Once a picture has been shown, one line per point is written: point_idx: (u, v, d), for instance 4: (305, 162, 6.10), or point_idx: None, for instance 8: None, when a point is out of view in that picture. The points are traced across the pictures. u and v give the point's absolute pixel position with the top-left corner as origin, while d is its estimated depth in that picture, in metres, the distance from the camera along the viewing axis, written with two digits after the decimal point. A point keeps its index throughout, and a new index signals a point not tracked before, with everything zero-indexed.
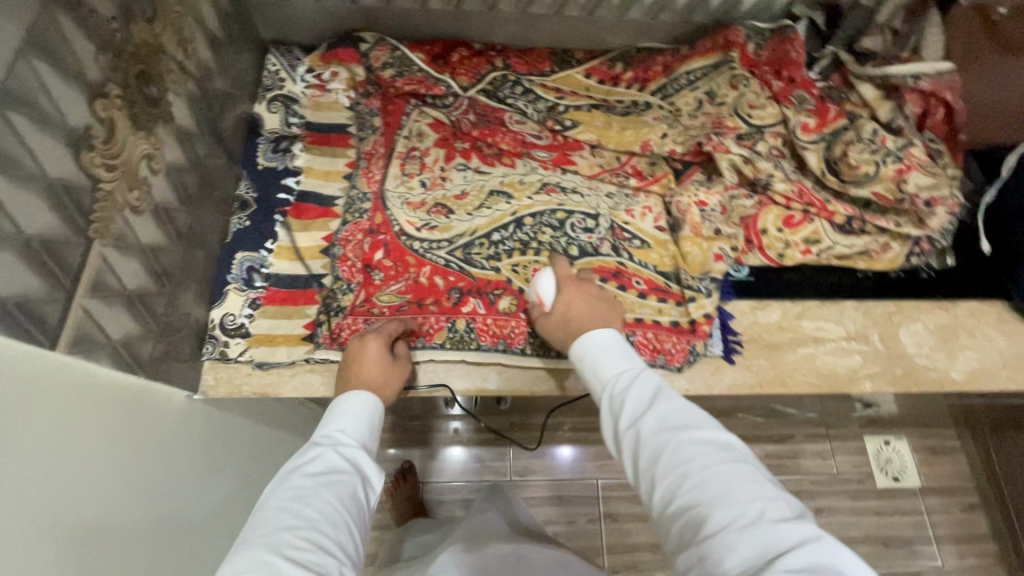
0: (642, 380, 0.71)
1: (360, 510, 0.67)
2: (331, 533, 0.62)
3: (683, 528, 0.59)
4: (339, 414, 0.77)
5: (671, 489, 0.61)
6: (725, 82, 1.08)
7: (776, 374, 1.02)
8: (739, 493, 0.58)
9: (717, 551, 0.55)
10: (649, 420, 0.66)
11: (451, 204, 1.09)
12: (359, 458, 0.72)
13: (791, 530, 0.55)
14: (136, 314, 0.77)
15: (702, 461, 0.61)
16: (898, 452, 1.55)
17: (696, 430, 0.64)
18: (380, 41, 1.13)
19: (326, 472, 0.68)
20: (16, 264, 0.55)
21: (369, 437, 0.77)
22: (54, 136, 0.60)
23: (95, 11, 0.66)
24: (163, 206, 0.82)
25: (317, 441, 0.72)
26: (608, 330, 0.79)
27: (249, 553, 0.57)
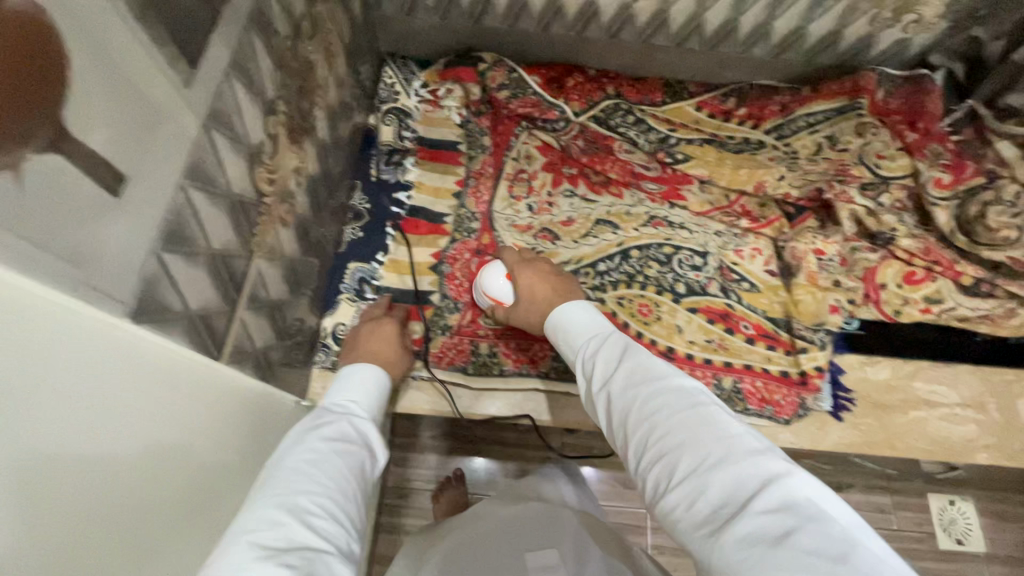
0: (609, 340, 0.72)
1: (360, 447, 0.71)
2: (334, 465, 0.65)
3: (659, 477, 0.58)
4: (344, 381, 0.81)
5: (643, 440, 0.60)
6: (850, 128, 1.06)
7: (884, 436, 0.98)
8: (705, 437, 0.57)
9: (690, 495, 0.54)
10: (617, 377, 0.67)
11: (557, 229, 1.09)
12: (363, 419, 0.75)
13: (758, 467, 0.53)
14: (276, 323, 0.79)
15: (667, 412, 0.60)
16: (964, 514, 1.37)
17: (660, 382, 0.64)
18: (499, 62, 1.14)
19: (338, 437, 0.70)
20: (207, 280, 0.57)
21: (372, 399, 0.81)
22: (240, 155, 0.61)
23: (277, 31, 0.67)
24: (302, 218, 0.84)
25: (324, 406, 0.76)
26: (577, 301, 0.80)
27: (262, 511, 0.56)
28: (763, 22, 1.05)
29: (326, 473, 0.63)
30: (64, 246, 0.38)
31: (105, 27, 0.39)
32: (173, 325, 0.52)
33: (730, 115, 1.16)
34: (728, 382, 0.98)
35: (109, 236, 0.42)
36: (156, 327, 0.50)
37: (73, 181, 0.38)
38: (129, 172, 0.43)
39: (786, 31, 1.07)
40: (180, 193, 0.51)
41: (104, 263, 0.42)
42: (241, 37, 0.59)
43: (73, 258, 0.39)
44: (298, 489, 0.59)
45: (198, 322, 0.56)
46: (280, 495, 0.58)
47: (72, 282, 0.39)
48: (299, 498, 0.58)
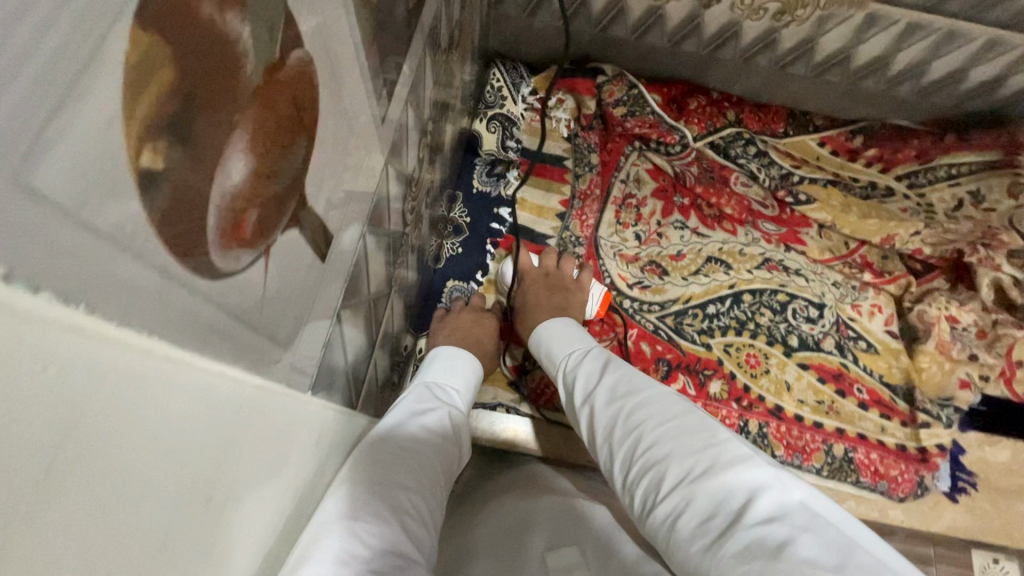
0: (588, 353, 0.72)
1: (452, 444, 0.66)
2: (428, 462, 0.60)
3: (647, 491, 0.55)
4: (449, 366, 0.77)
5: (630, 453, 0.58)
6: (1002, 186, 0.95)
7: (1001, 523, 0.92)
8: (690, 445, 0.55)
9: (680, 507, 0.52)
10: (598, 389, 0.66)
11: (665, 263, 1.03)
12: (460, 415, 0.71)
13: (744, 474, 0.51)
14: (391, 352, 0.75)
15: (652, 422, 0.59)
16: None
17: (641, 394, 0.62)
18: (620, 75, 1.06)
19: (435, 428, 0.65)
20: (361, 331, 0.51)
21: (466, 393, 0.76)
22: (400, 188, 0.55)
23: (440, 46, 0.60)
24: (422, 241, 0.78)
25: (427, 385, 0.71)
26: (563, 316, 0.81)
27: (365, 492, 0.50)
28: (920, 61, 0.94)
29: (419, 470, 0.58)
30: (283, 331, 0.32)
31: (346, 71, 0.33)
32: (333, 385, 0.46)
33: (858, 154, 1.06)
34: (839, 450, 0.91)
35: (313, 307, 0.36)
36: (325, 391, 0.44)
37: (301, 258, 0.32)
38: (336, 232, 0.37)
39: (945, 72, 0.95)
40: (360, 240, 0.44)
41: (305, 338, 0.36)
42: (420, 56, 0.52)
43: (286, 340, 0.33)
44: (394, 484, 0.54)
45: (351, 376, 0.51)
46: (379, 487, 0.52)
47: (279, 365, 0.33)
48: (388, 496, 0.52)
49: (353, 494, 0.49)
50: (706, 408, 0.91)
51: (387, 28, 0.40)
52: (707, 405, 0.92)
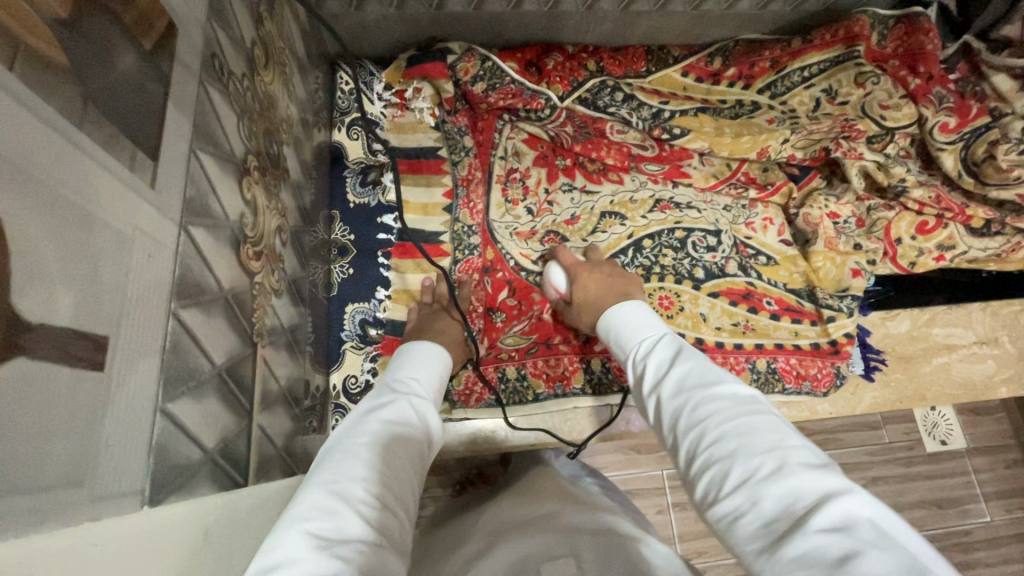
0: (666, 345, 0.67)
1: (420, 431, 0.61)
2: (394, 448, 0.55)
3: (707, 486, 0.49)
4: (411, 363, 0.73)
5: (694, 444, 0.53)
6: (849, 79, 0.98)
7: (915, 388, 0.99)
8: (757, 441, 0.48)
9: (739, 504, 0.45)
10: (669, 379, 0.61)
11: (563, 230, 1.01)
12: (427, 401, 0.66)
13: (815, 478, 0.43)
14: (288, 407, 0.69)
15: (720, 413, 0.53)
16: (944, 416, 1.36)
17: (717, 386, 0.57)
18: (468, 51, 0.99)
19: (399, 419, 0.60)
20: (216, 407, 0.46)
21: (432, 382, 0.72)
22: (223, 242, 0.50)
23: (232, 73, 0.54)
24: (292, 279, 0.72)
25: (387, 384, 0.67)
26: (637, 302, 0.78)
27: (321, 495, 0.46)
28: None
29: (393, 462, 0.54)
30: (47, 476, 0.27)
31: (41, 159, 0.27)
32: (192, 480, 0.42)
33: (719, 77, 1.05)
34: (763, 364, 0.95)
35: (103, 426, 0.31)
36: (181, 495, 0.40)
37: (50, 386, 0.27)
38: (110, 334, 0.32)
39: None
40: (172, 319, 0.40)
41: (102, 464, 0.31)
42: (197, 94, 0.46)
43: (64, 478, 0.28)
44: (357, 476, 0.49)
45: (218, 460, 0.46)
46: (341, 485, 0.48)
47: (66, 510, 0.28)
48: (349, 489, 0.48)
49: (318, 496, 0.46)
50: None
51: (110, 86, 0.34)
52: None
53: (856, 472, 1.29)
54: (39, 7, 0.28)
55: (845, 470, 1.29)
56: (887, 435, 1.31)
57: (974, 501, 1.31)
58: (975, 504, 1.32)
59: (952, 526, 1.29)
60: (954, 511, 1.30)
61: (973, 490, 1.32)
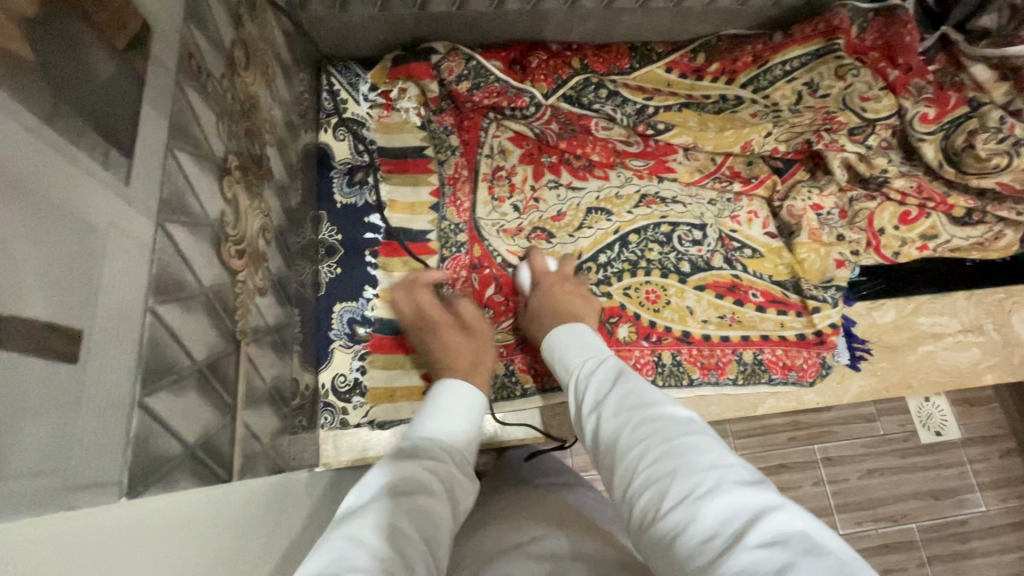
0: (608, 365, 0.69)
1: (462, 480, 0.62)
2: (437, 495, 0.56)
3: (646, 504, 0.50)
4: (437, 414, 0.69)
5: (634, 465, 0.54)
6: (830, 72, 0.99)
7: (900, 377, 1.00)
8: (696, 461, 0.50)
9: (678, 523, 0.47)
10: (610, 399, 0.62)
11: (549, 226, 1.02)
12: (452, 468, 0.62)
13: (750, 496, 0.46)
14: (275, 405, 0.69)
15: (659, 434, 0.55)
16: (938, 408, 1.36)
17: (652, 408, 0.58)
18: (453, 51, 1.00)
19: (443, 464, 0.61)
20: (197, 402, 0.47)
21: (460, 442, 0.67)
22: (203, 240, 0.50)
23: (211, 74, 0.55)
24: (277, 278, 0.73)
25: (410, 444, 0.63)
26: (576, 324, 0.80)
27: (366, 535, 0.47)
28: None
29: (418, 534, 0.51)
30: (26, 463, 0.28)
31: (11, 155, 0.28)
32: (173, 473, 0.42)
33: (702, 73, 1.04)
34: (749, 355, 0.96)
35: (80, 416, 0.32)
36: (161, 487, 0.40)
37: (25, 375, 0.28)
38: (84, 327, 0.33)
39: None
40: (150, 315, 0.40)
41: (78, 454, 0.32)
42: (174, 94, 0.47)
43: (41, 466, 0.29)
44: (397, 519, 0.50)
45: (200, 454, 0.47)
46: (383, 527, 0.49)
47: (44, 496, 0.29)
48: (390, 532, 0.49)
49: (359, 538, 0.47)
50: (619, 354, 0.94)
51: (82, 87, 0.35)
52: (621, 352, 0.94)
53: (852, 464, 1.29)
54: (5, 6, 0.29)
55: (841, 461, 1.30)
56: (882, 428, 1.32)
57: (969, 490, 1.32)
58: (969, 493, 1.32)
59: (947, 516, 1.30)
60: (950, 500, 1.31)
61: (967, 480, 1.33)
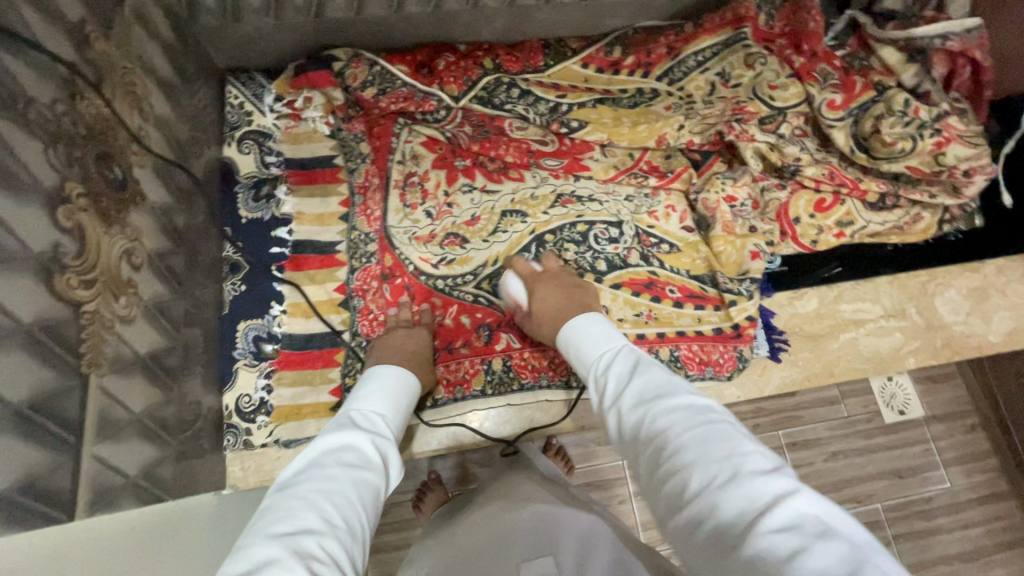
0: (621, 357, 0.67)
1: (380, 471, 0.61)
2: (348, 496, 0.54)
3: (667, 495, 0.50)
4: (376, 391, 0.73)
5: (653, 458, 0.53)
6: (739, 61, 0.98)
7: (822, 365, 1.00)
8: (714, 450, 0.49)
9: (698, 512, 0.46)
10: (627, 393, 0.61)
11: (463, 231, 1.00)
12: (391, 440, 0.66)
13: (767, 483, 0.45)
14: (154, 433, 0.67)
15: (675, 423, 0.54)
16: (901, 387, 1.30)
17: (671, 398, 0.57)
18: (355, 57, 0.99)
19: (358, 460, 0.60)
20: (7, 446, 0.45)
21: (395, 416, 0.72)
22: (22, 275, 0.49)
23: (34, 100, 0.53)
24: (155, 303, 0.70)
25: (349, 415, 0.67)
26: (591, 314, 0.77)
27: (264, 550, 0.46)
28: None
29: (362, 501, 0.56)
30: None
31: None
32: None
33: (618, 66, 1.03)
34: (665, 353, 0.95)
35: None
36: None
37: None
38: None
39: None
40: None
41: None
42: None
43: None
44: (297, 527, 0.49)
45: (19, 500, 0.45)
46: (285, 536, 0.48)
47: None
48: (288, 541, 0.47)
49: (255, 555, 0.46)
50: (532, 356, 0.94)
51: None
52: (535, 352, 0.95)
53: (816, 448, 1.26)
54: None
55: (806, 446, 1.26)
56: (845, 410, 1.27)
57: (934, 468, 1.29)
58: (935, 471, 1.29)
59: (913, 495, 1.26)
60: (914, 479, 1.28)
61: (932, 458, 1.29)
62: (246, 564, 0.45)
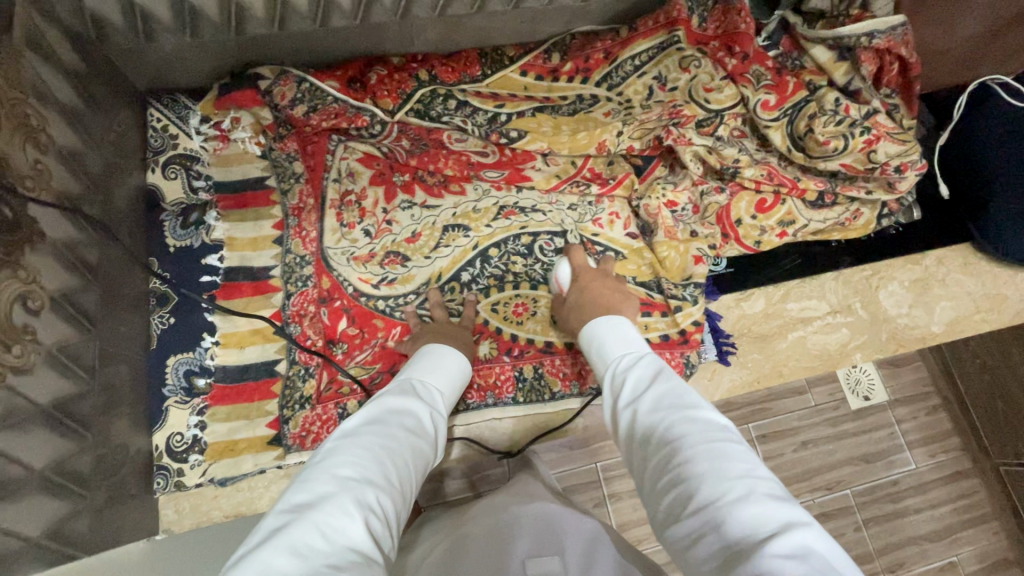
0: (644, 363, 0.65)
1: (432, 445, 0.61)
2: (406, 460, 0.55)
3: (672, 502, 0.49)
4: (435, 365, 0.72)
5: (663, 462, 0.52)
6: (674, 65, 0.97)
7: (772, 365, 0.99)
8: (727, 466, 0.48)
9: (703, 526, 0.45)
10: (646, 395, 0.60)
11: (404, 249, 0.98)
12: (444, 418, 0.66)
13: (777, 509, 0.44)
14: (62, 488, 0.63)
15: (693, 433, 0.52)
16: (865, 373, 1.32)
17: (693, 408, 0.56)
18: (283, 74, 0.95)
19: (416, 427, 0.60)
20: None
21: (451, 394, 0.72)
22: None
23: None
24: (60, 348, 0.66)
25: (412, 384, 0.67)
26: (616, 317, 0.75)
27: (326, 487, 0.48)
28: None
29: (416, 468, 0.56)
30: None
31: None
32: None
33: (557, 73, 1.02)
34: None
35: None
36: None
37: None
38: None
39: None
40: None
41: None
42: None
43: None
44: (361, 475, 0.50)
45: None
46: (350, 481, 0.49)
47: None
48: (350, 486, 0.48)
49: (317, 492, 0.47)
50: (479, 374, 0.92)
51: None
52: (480, 370, 0.92)
53: (786, 439, 1.26)
54: None
55: (775, 437, 1.27)
56: (814, 399, 1.29)
57: (899, 451, 1.30)
58: (900, 454, 1.30)
59: (880, 479, 1.28)
60: (881, 463, 1.28)
61: (897, 441, 1.31)
62: (309, 495, 0.47)
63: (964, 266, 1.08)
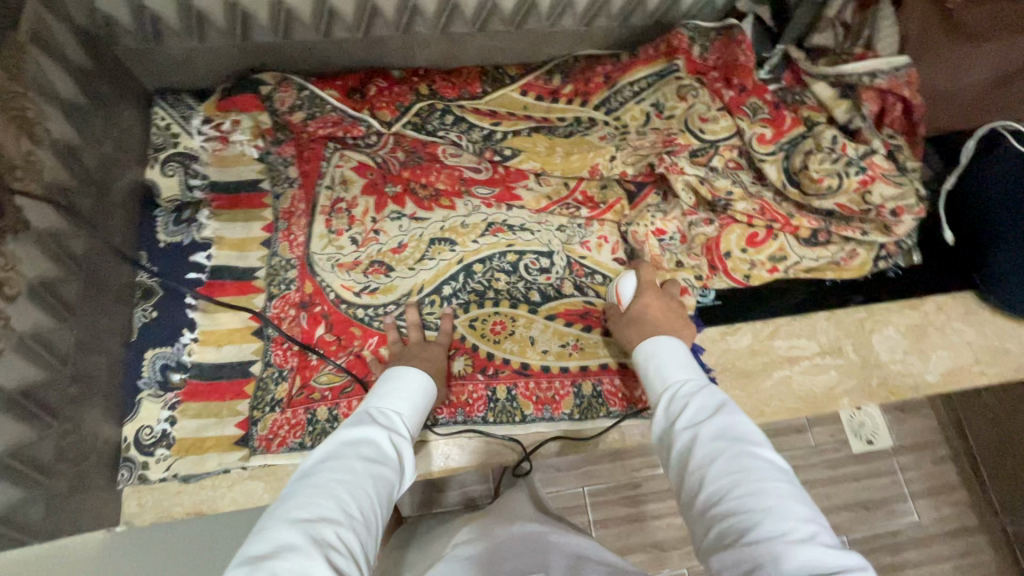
0: (706, 389, 0.63)
1: (398, 468, 0.59)
2: (368, 490, 0.54)
3: (727, 531, 0.49)
4: (393, 391, 0.71)
5: (720, 491, 0.52)
6: (672, 92, 0.98)
7: (753, 404, 0.96)
8: (791, 509, 0.49)
9: (762, 559, 0.45)
10: (707, 421, 0.58)
11: (388, 259, 0.98)
12: (407, 440, 0.64)
13: (838, 557, 0.45)
14: (18, 473, 0.64)
15: (760, 471, 0.52)
16: (870, 416, 1.29)
17: (758, 446, 0.55)
18: (284, 81, 0.99)
19: (377, 454, 0.59)
20: None
21: (415, 416, 0.70)
22: None
23: None
24: (32, 335, 0.67)
25: (368, 413, 0.65)
26: (671, 338, 0.73)
27: (285, 534, 0.47)
28: None
29: (382, 496, 0.55)
30: None
31: None
32: None
33: (557, 94, 1.03)
34: (587, 387, 0.93)
35: None
36: None
37: None
38: None
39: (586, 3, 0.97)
40: None
41: None
42: None
43: None
44: (318, 517, 0.49)
45: None
46: (306, 524, 0.48)
47: None
48: (308, 530, 0.48)
49: (275, 540, 0.47)
50: (451, 390, 0.90)
51: None
52: (453, 387, 0.91)
53: None
54: None
55: None
56: (813, 438, 1.25)
57: (900, 500, 1.24)
58: (901, 503, 1.24)
59: (877, 527, 1.22)
60: (880, 511, 1.23)
61: (900, 489, 1.25)
62: (266, 545, 0.46)
63: (965, 315, 1.04)
